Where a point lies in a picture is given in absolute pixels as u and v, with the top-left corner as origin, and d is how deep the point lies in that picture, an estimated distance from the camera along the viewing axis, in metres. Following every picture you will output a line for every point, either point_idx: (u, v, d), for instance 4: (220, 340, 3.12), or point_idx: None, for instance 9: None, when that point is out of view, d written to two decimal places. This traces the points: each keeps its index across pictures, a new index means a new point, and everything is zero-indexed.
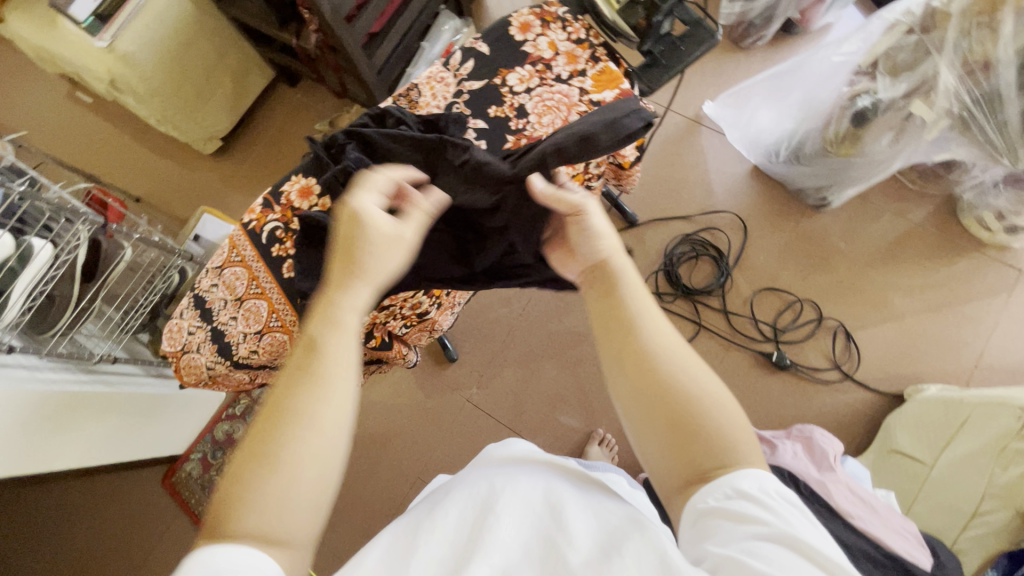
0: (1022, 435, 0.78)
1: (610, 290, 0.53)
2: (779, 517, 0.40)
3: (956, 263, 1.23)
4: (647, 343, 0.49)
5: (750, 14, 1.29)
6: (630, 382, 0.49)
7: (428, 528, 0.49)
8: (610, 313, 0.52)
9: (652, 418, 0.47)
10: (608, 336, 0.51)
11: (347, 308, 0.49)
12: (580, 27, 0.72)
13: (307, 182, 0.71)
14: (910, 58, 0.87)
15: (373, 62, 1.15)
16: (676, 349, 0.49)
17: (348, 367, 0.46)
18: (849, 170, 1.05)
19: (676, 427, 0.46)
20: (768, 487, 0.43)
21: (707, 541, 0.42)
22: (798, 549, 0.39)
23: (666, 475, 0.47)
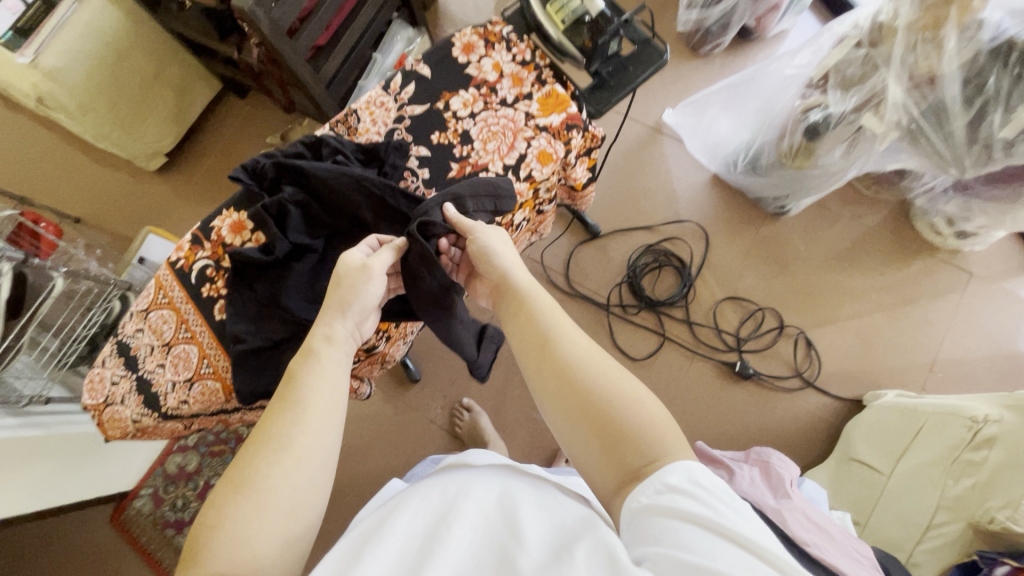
0: (973, 446, 0.79)
1: (535, 311, 0.56)
2: (709, 506, 0.41)
3: (911, 267, 1.25)
4: (569, 358, 0.52)
5: (707, 21, 1.29)
6: (556, 401, 0.51)
7: (377, 540, 0.47)
8: (534, 334, 0.54)
9: (579, 429, 0.49)
10: (535, 358, 0.54)
11: (326, 342, 0.53)
12: (525, 48, 0.70)
13: (240, 216, 0.66)
14: (859, 72, 0.87)
15: (321, 76, 1.11)
16: (595, 361, 0.52)
17: (327, 399, 0.50)
18: (804, 181, 1.05)
19: (602, 434, 0.48)
20: (698, 478, 0.44)
21: (645, 538, 0.42)
22: (727, 537, 0.39)
23: (602, 483, 0.49)
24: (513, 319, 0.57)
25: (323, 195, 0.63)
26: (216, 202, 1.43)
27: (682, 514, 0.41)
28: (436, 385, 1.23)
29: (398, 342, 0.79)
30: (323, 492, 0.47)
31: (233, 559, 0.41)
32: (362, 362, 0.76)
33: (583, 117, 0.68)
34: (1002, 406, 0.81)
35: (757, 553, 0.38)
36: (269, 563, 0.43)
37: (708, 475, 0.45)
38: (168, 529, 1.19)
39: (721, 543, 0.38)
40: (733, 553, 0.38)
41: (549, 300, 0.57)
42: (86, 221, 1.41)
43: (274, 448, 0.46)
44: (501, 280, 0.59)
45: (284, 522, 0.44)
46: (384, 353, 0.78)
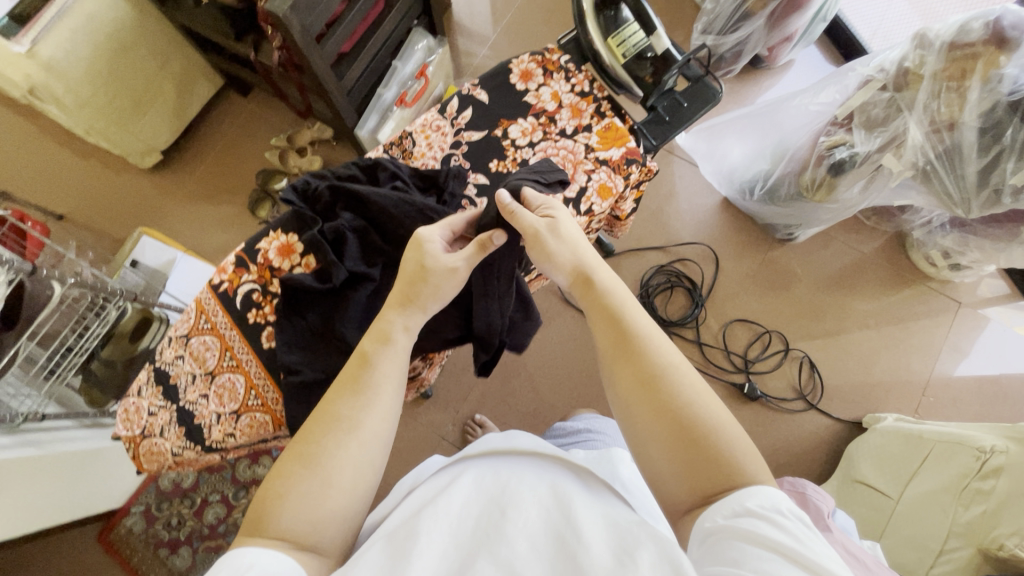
0: (980, 475, 0.84)
1: (617, 310, 0.54)
2: (795, 537, 0.38)
3: (906, 295, 1.31)
4: (656, 363, 0.50)
5: (721, 48, 1.32)
6: (638, 404, 0.49)
7: (432, 517, 0.45)
8: (617, 333, 0.52)
9: (658, 437, 0.48)
10: (615, 357, 0.52)
11: (399, 328, 0.53)
12: (583, 79, 0.70)
13: (288, 239, 0.63)
14: (883, 114, 0.91)
15: (343, 83, 1.07)
16: (682, 372, 0.50)
17: (392, 386, 0.50)
18: (818, 212, 1.08)
19: (682, 447, 0.47)
20: (781, 508, 0.42)
21: (717, 557, 0.40)
22: (814, 571, 0.36)
23: (672, 496, 0.48)
24: (592, 315, 0.55)
25: (381, 221, 0.61)
26: (215, 204, 1.37)
27: (760, 537, 0.39)
28: (448, 401, 1.21)
29: (436, 366, 0.78)
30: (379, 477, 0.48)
31: (302, 518, 0.43)
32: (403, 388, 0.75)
33: (641, 151, 0.68)
34: (1006, 438, 0.86)
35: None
36: (331, 536, 0.44)
37: (793, 507, 0.42)
38: (162, 548, 1.13)
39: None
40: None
41: (630, 302, 0.55)
42: (70, 219, 1.32)
43: (344, 430, 0.47)
44: (576, 269, 0.57)
45: (351, 497, 0.45)
46: (424, 378, 0.77)
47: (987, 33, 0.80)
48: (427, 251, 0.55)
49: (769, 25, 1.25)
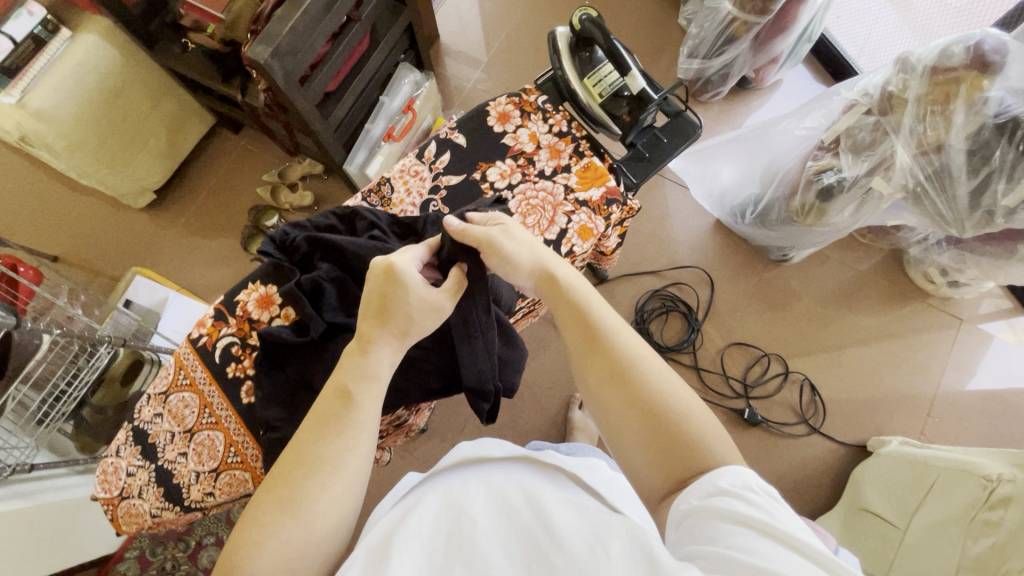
0: (988, 506, 0.82)
1: (582, 304, 0.53)
2: (765, 510, 0.39)
3: (906, 313, 1.29)
4: (624, 356, 0.50)
5: (708, 71, 1.32)
6: (610, 400, 0.49)
7: (404, 531, 0.44)
8: (585, 327, 0.52)
9: (630, 429, 0.48)
10: (584, 353, 0.52)
11: (381, 364, 0.52)
12: (561, 118, 0.69)
13: (267, 291, 0.63)
14: (869, 138, 0.90)
15: (330, 121, 1.08)
16: (650, 363, 0.50)
17: (371, 421, 0.49)
18: (810, 236, 1.07)
19: (653, 435, 0.47)
20: (752, 484, 0.42)
21: (696, 540, 0.40)
22: (788, 541, 0.36)
23: (647, 485, 0.48)
24: (558, 311, 0.54)
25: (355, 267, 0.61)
26: (208, 241, 1.37)
27: (736, 515, 0.39)
28: (444, 435, 1.19)
29: (423, 411, 0.77)
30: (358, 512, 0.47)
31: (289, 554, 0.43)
32: (390, 435, 0.74)
33: (622, 190, 0.68)
34: (1013, 466, 0.83)
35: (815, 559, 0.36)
36: None
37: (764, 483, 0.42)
38: None
39: (777, 548, 0.36)
40: (790, 558, 0.36)
41: (594, 294, 0.55)
42: (65, 260, 1.33)
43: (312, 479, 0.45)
44: (539, 268, 0.56)
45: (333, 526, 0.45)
46: (412, 424, 0.76)
47: (967, 57, 0.80)
48: (409, 286, 0.52)
49: (753, 48, 1.25)
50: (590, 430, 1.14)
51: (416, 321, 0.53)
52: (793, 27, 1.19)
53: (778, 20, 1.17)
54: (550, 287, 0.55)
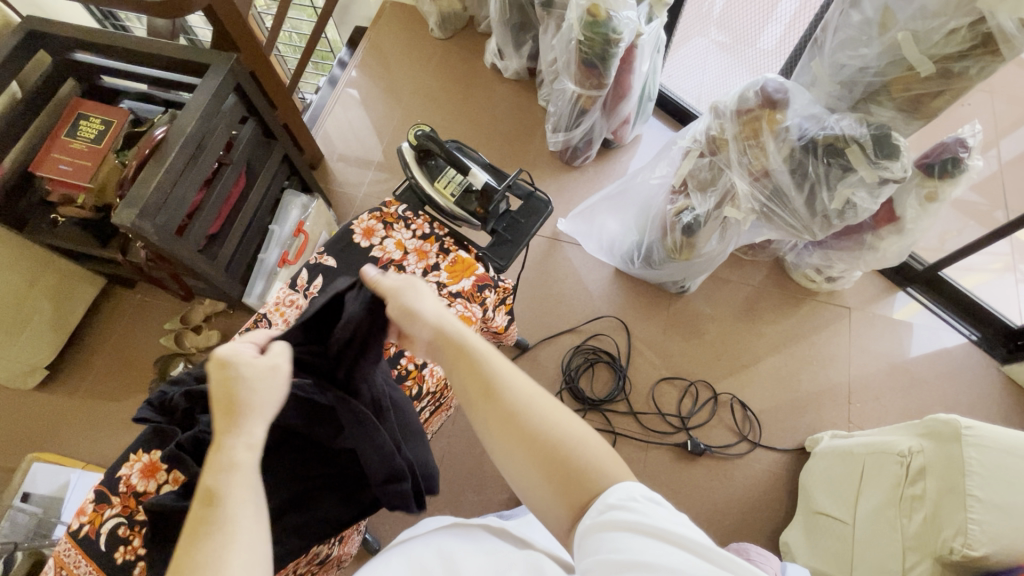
0: (909, 481, 0.86)
1: (473, 355, 0.55)
2: (645, 514, 0.43)
3: (803, 313, 1.40)
4: (516, 402, 0.51)
5: (573, 140, 1.45)
6: (509, 446, 0.50)
7: None
8: (477, 380, 0.53)
9: (531, 468, 0.49)
10: (480, 404, 0.52)
11: (240, 446, 0.46)
12: (423, 222, 0.75)
13: (151, 457, 0.60)
14: (710, 175, 1.03)
15: (218, 262, 1.09)
16: (541, 402, 0.51)
17: (247, 504, 0.43)
18: (693, 267, 1.16)
19: (552, 471, 0.48)
20: (635, 493, 0.45)
21: (589, 555, 0.43)
22: (665, 541, 0.40)
23: (558, 519, 0.49)
24: (454, 369, 0.55)
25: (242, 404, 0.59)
26: (112, 406, 1.29)
27: (618, 523, 0.43)
28: None
29: (352, 535, 0.74)
30: None
31: None
32: (318, 573, 0.70)
33: (491, 274, 0.73)
34: (919, 437, 0.89)
35: (690, 552, 0.40)
36: None
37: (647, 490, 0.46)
38: None
39: (653, 547, 0.40)
40: (664, 555, 0.39)
41: (484, 344, 0.56)
42: None
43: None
44: (434, 328, 0.57)
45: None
46: (340, 554, 0.72)
47: (759, 99, 0.94)
48: (239, 365, 0.48)
49: (604, 114, 1.40)
50: None
51: (262, 393, 0.49)
52: (630, 92, 1.34)
53: (616, 90, 1.32)
54: (444, 346, 0.56)
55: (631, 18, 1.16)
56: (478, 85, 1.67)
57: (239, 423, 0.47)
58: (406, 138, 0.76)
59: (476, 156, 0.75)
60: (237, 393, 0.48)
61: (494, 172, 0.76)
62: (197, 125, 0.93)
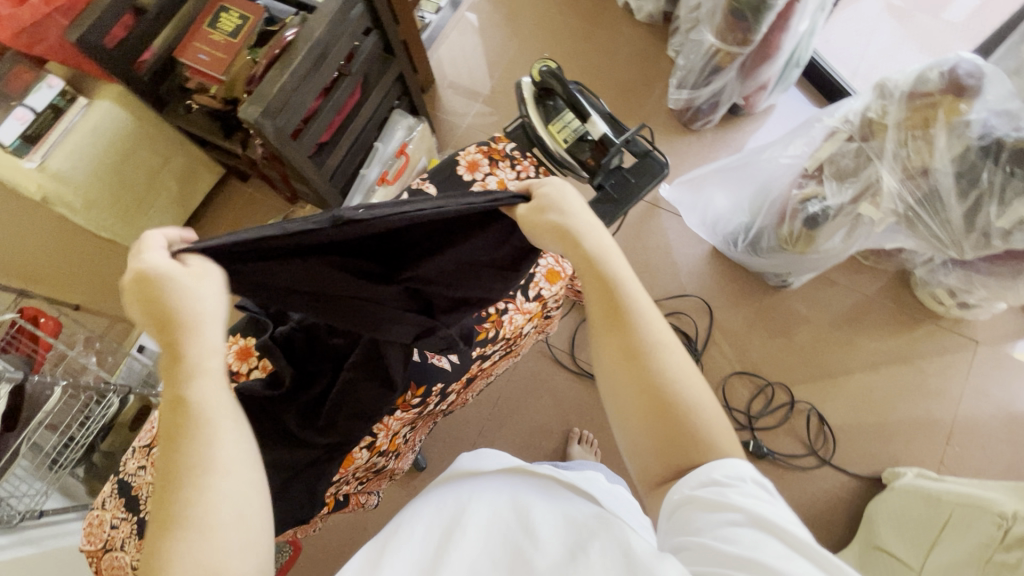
0: (1003, 545, 0.77)
1: (612, 279, 0.52)
2: (752, 499, 0.40)
3: (917, 336, 1.24)
4: (646, 341, 0.49)
5: (697, 100, 1.33)
6: (624, 377, 0.49)
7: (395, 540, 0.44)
8: (609, 308, 0.51)
9: (636, 409, 0.48)
10: (605, 328, 0.51)
11: (206, 353, 0.47)
12: (529, 165, 0.71)
13: (246, 343, 0.66)
14: (852, 164, 0.89)
15: (324, 170, 1.13)
16: (671, 352, 0.50)
17: (224, 408, 0.46)
18: (804, 263, 1.05)
19: (657, 420, 0.47)
20: (741, 472, 0.43)
21: (684, 530, 0.41)
22: (773, 531, 0.37)
23: (644, 465, 0.49)
24: (583, 287, 0.53)
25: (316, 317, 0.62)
26: None
27: (718, 503, 0.41)
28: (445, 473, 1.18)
29: (406, 453, 0.78)
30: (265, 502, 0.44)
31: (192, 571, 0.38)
32: (371, 481, 0.75)
33: None
34: None
35: (799, 549, 0.36)
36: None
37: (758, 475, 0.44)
38: None
39: (758, 535, 0.37)
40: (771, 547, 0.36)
41: (626, 272, 0.53)
42: (86, 308, 1.37)
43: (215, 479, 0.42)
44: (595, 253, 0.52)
45: (247, 529, 0.41)
46: (394, 468, 0.77)
47: (943, 82, 0.80)
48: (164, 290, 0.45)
49: (740, 76, 1.26)
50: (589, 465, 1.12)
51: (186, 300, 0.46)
52: (777, 55, 1.19)
53: (761, 49, 1.17)
54: (578, 261, 0.53)
55: None
56: (604, 25, 1.55)
57: (193, 338, 0.46)
58: (528, 73, 0.72)
59: (598, 102, 0.70)
60: (174, 304, 0.46)
61: (613, 123, 0.70)
62: (325, 31, 0.94)
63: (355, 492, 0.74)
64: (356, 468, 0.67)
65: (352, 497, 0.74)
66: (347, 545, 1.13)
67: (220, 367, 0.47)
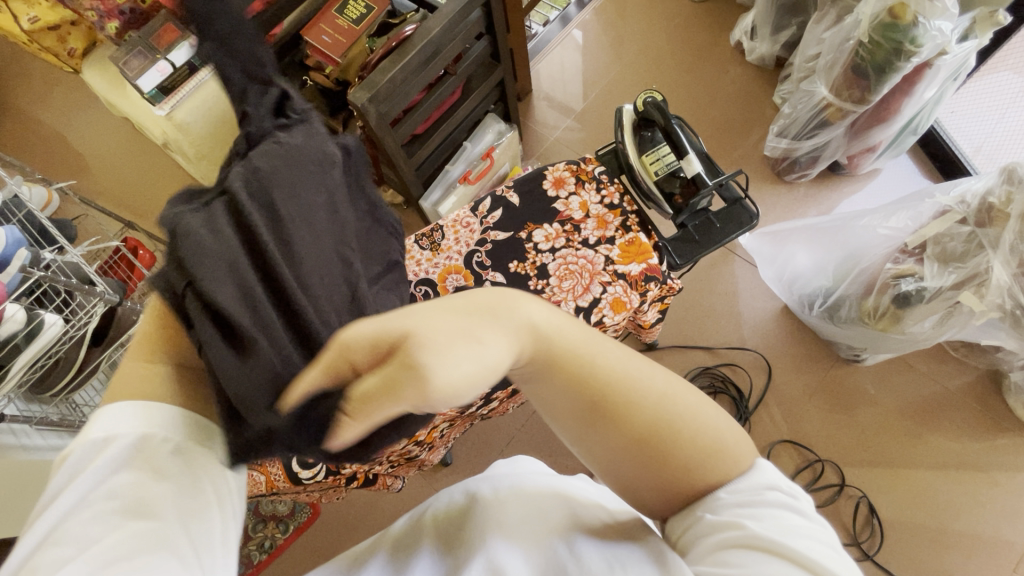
0: None
1: (582, 354, 0.40)
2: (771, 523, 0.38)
3: (998, 445, 1.13)
4: (649, 411, 0.40)
5: (796, 152, 1.28)
6: (630, 466, 0.42)
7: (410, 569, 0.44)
8: (585, 384, 0.40)
9: (635, 469, 0.42)
10: (588, 424, 0.41)
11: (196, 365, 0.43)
12: (614, 191, 0.71)
13: None
14: (961, 249, 0.83)
15: (412, 160, 1.17)
16: (671, 405, 0.41)
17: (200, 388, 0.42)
18: (885, 342, 0.98)
19: (666, 474, 0.41)
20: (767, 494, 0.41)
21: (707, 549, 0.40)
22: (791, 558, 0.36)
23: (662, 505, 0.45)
24: (555, 371, 0.40)
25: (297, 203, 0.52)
26: None
27: (731, 521, 0.39)
28: (468, 473, 1.19)
29: (438, 448, 0.79)
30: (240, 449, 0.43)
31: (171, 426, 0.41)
32: (401, 466, 0.76)
33: (663, 269, 0.68)
34: None
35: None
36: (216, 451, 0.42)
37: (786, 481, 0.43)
38: None
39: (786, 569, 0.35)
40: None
41: (599, 334, 0.41)
42: None
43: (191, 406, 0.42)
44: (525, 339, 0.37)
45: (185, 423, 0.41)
46: (424, 459, 0.78)
47: None
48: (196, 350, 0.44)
49: (849, 134, 1.19)
50: None
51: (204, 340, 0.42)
52: (894, 118, 1.12)
53: (878, 110, 1.11)
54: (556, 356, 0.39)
55: (944, 31, 0.94)
56: (711, 61, 1.53)
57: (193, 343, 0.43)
58: (632, 100, 0.72)
59: (697, 140, 0.69)
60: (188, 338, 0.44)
61: (709, 165, 0.69)
62: (442, 30, 0.98)
63: (384, 473, 0.76)
64: (390, 452, 0.69)
65: (380, 477, 0.76)
66: (362, 520, 1.16)
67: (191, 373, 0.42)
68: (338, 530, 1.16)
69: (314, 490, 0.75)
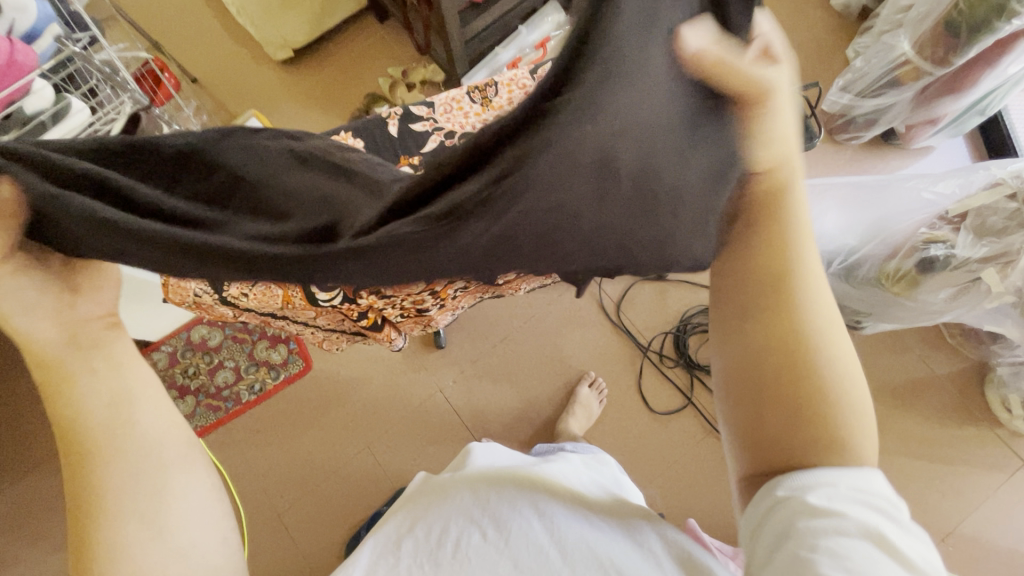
0: None
1: (800, 290, 0.42)
2: (880, 517, 0.39)
3: (962, 429, 1.18)
4: (825, 367, 0.42)
5: (856, 110, 1.23)
6: (777, 404, 0.42)
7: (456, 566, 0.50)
8: (770, 299, 0.43)
9: (769, 407, 0.43)
10: (779, 358, 0.42)
11: (113, 472, 0.41)
12: None
13: None
14: (1001, 224, 0.82)
15: (465, 33, 1.12)
16: (849, 373, 0.43)
17: (131, 436, 0.43)
18: (893, 309, 0.98)
19: (796, 424, 0.42)
20: (879, 492, 0.41)
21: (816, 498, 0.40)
22: (885, 547, 0.37)
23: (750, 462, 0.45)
24: (726, 278, 0.45)
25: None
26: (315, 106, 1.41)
27: (834, 509, 0.39)
28: (457, 358, 1.27)
29: (448, 311, 0.77)
30: (183, 462, 0.45)
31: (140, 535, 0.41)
32: (410, 317, 0.74)
33: None
34: None
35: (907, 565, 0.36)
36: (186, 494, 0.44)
37: (883, 495, 0.41)
38: (174, 390, 1.27)
39: (877, 551, 0.37)
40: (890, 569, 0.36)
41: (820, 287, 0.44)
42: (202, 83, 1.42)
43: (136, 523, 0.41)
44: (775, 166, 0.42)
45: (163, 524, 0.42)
46: (432, 318, 0.76)
47: None
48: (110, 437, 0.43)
49: (916, 100, 1.14)
50: (589, 406, 1.16)
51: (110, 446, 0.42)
52: (967, 90, 1.07)
53: (956, 77, 1.05)
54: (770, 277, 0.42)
55: None
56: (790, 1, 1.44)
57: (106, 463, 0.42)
58: None
59: None
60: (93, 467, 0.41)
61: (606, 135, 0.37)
62: None
63: (392, 319, 0.73)
64: (406, 297, 0.66)
65: (388, 324, 0.75)
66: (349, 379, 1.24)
67: (123, 453, 0.42)
68: (330, 384, 1.27)
69: (328, 318, 0.72)
